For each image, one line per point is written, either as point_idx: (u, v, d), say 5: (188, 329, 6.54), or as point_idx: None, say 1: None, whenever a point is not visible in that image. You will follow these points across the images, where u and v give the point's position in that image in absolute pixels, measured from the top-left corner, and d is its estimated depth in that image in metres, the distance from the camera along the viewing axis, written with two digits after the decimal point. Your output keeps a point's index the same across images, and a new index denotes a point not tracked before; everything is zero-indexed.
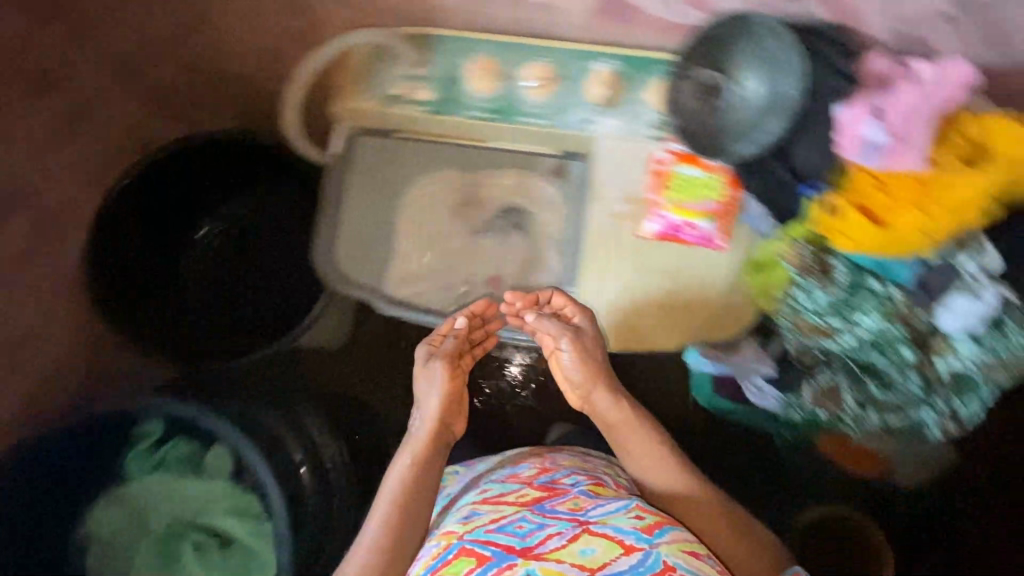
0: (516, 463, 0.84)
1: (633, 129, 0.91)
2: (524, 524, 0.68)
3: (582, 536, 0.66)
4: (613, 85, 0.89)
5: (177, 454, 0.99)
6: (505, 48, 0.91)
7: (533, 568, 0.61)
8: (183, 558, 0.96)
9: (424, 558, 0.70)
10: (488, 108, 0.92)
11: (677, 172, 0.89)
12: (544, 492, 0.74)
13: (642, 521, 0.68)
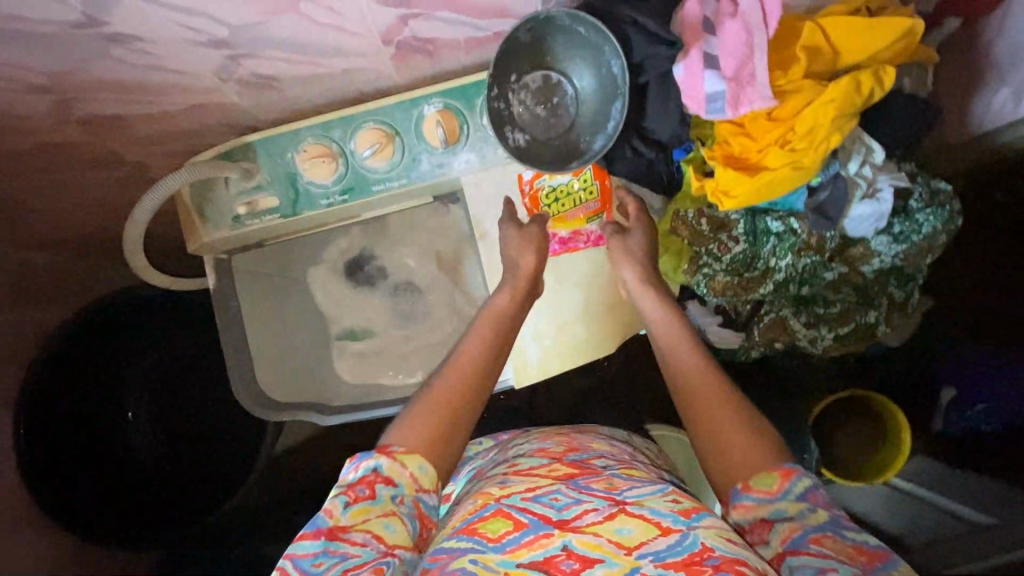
0: (542, 439, 0.82)
1: (491, 157, 0.86)
2: (560, 496, 0.63)
3: (620, 515, 0.60)
4: (452, 121, 0.83)
5: None
6: (328, 128, 0.84)
7: (570, 540, 0.58)
8: None
9: (460, 511, 0.65)
10: (337, 190, 0.86)
11: (550, 186, 0.85)
12: (576, 470, 0.71)
13: (682, 505, 0.63)
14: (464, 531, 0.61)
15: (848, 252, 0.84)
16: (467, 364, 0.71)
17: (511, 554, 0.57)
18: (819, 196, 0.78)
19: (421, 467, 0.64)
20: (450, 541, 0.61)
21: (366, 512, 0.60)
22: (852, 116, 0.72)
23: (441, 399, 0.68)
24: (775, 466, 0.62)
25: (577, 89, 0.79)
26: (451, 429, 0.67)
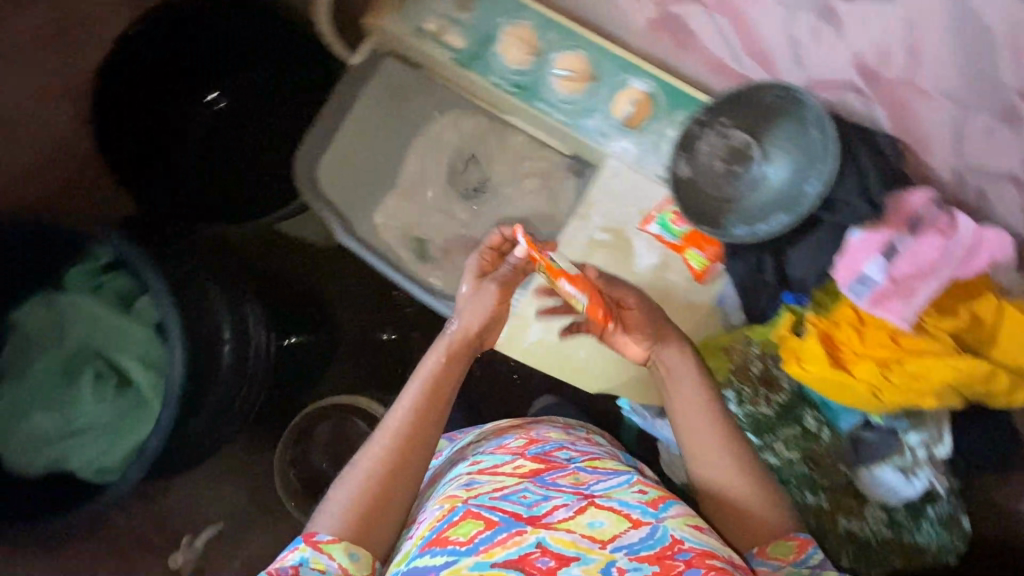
0: (502, 436, 0.85)
1: (644, 164, 0.84)
2: (528, 494, 0.69)
3: (590, 509, 0.66)
4: (644, 106, 0.82)
5: (118, 284, 1.05)
6: (547, 29, 0.85)
7: (543, 538, 0.62)
8: (81, 381, 0.98)
9: (427, 520, 0.68)
10: (512, 81, 0.86)
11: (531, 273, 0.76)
12: (542, 465, 0.76)
13: (648, 496, 0.70)
14: (436, 545, 0.64)
15: (843, 497, 0.78)
16: (405, 416, 0.75)
17: (484, 556, 0.60)
18: (867, 432, 0.77)
19: (352, 554, 0.66)
20: (421, 558, 0.63)
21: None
22: (959, 398, 0.70)
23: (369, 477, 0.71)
24: (793, 535, 0.66)
25: (759, 175, 0.78)
26: (382, 493, 0.70)
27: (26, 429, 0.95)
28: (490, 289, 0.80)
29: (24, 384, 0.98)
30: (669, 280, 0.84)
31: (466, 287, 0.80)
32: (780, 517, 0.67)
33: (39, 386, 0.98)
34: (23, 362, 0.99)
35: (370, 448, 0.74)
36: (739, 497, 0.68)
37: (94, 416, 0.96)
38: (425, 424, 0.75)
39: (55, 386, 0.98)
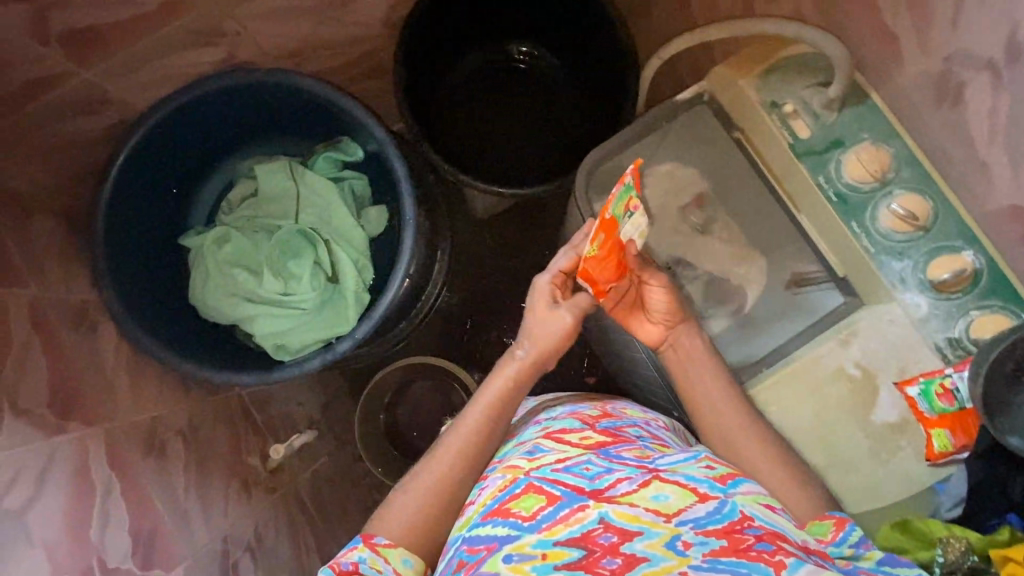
0: (576, 405, 0.89)
1: (931, 327, 0.83)
2: (591, 468, 0.71)
3: (654, 483, 0.68)
4: (962, 278, 0.82)
5: (355, 186, 1.06)
6: (904, 163, 0.84)
7: (605, 512, 0.63)
8: (297, 260, 0.99)
9: (490, 489, 0.71)
10: (838, 191, 0.86)
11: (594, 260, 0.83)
12: (608, 438, 0.79)
13: (715, 471, 0.71)
14: (497, 516, 0.66)
15: None
16: (474, 428, 0.80)
17: (546, 533, 0.62)
18: None
19: (405, 560, 0.71)
20: (483, 527, 0.66)
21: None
22: None
23: (435, 488, 0.76)
24: (828, 518, 0.69)
25: None
26: (441, 493, 0.75)
27: (235, 279, 0.99)
28: (564, 317, 0.86)
29: (248, 238, 1.01)
30: (900, 443, 0.84)
31: (539, 311, 0.87)
32: (812, 511, 0.73)
33: (260, 247, 1.00)
34: (253, 219, 1.03)
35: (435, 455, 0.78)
36: (788, 498, 0.75)
37: (300, 293, 0.98)
38: (492, 434, 0.80)
39: (273, 255, 1.00)
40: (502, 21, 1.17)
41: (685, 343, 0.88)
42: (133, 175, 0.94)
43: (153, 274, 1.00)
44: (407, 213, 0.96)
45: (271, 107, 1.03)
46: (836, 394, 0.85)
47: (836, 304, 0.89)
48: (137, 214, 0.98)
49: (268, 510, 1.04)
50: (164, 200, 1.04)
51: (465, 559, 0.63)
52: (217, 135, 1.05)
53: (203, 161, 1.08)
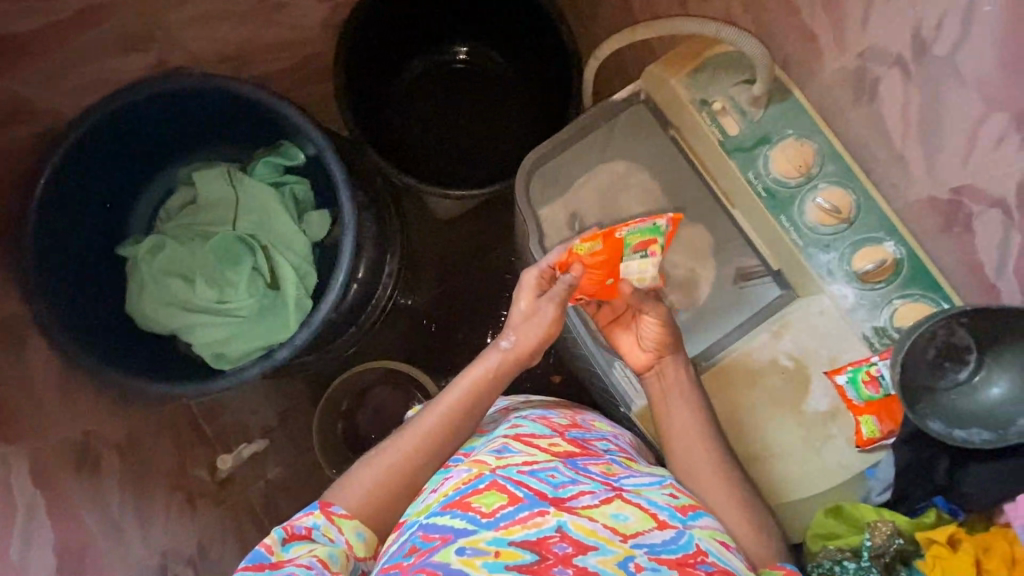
0: (547, 409, 0.88)
1: (858, 318, 0.86)
2: (557, 475, 0.71)
3: (616, 501, 0.69)
4: (885, 269, 0.84)
5: (296, 191, 1.05)
6: (830, 157, 0.86)
7: (564, 523, 0.63)
8: (238, 266, 0.98)
9: (454, 480, 0.70)
10: (766, 186, 0.88)
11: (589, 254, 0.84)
12: (576, 448, 0.78)
13: (677, 500, 0.73)
14: (457, 507, 0.66)
15: None
16: (441, 419, 0.78)
17: (503, 532, 0.62)
18: None
19: (358, 534, 0.71)
20: (442, 516, 0.65)
21: (309, 548, 0.66)
22: None
23: (397, 467, 0.75)
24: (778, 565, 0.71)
25: (967, 383, 0.79)
26: (397, 475, 0.75)
27: (172, 288, 0.97)
28: (546, 311, 0.84)
29: (187, 245, 0.99)
30: (831, 432, 0.86)
31: (524, 302, 0.85)
32: (766, 552, 0.75)
33: (200, 254, 0.99)
34: (194, 226, 1.02)
35: (398, 438, 0.78)
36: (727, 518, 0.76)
37: (239, 301, 0.97)
38: (457, 427, 0.79)
39: (213, 263, 0.99)
40: (448, 20, 1.17)
41: (670, 367, 0.87)
42: (66, 185, 0.93)
43: (87, 283, 0.98)
44: (347, 219, 0.95)
45: (210, 112, 1.01)
46: (775, 389, 0.87)
47: (773, 297, 0.90)
48: (69, 222, 0.96)
49: (213, 521, 1.03)
50: (102, 211, 1.03)
51: (419, 545, 0.63)
52: (155, 144, 1.04)
53: (143, 170, 1.07)
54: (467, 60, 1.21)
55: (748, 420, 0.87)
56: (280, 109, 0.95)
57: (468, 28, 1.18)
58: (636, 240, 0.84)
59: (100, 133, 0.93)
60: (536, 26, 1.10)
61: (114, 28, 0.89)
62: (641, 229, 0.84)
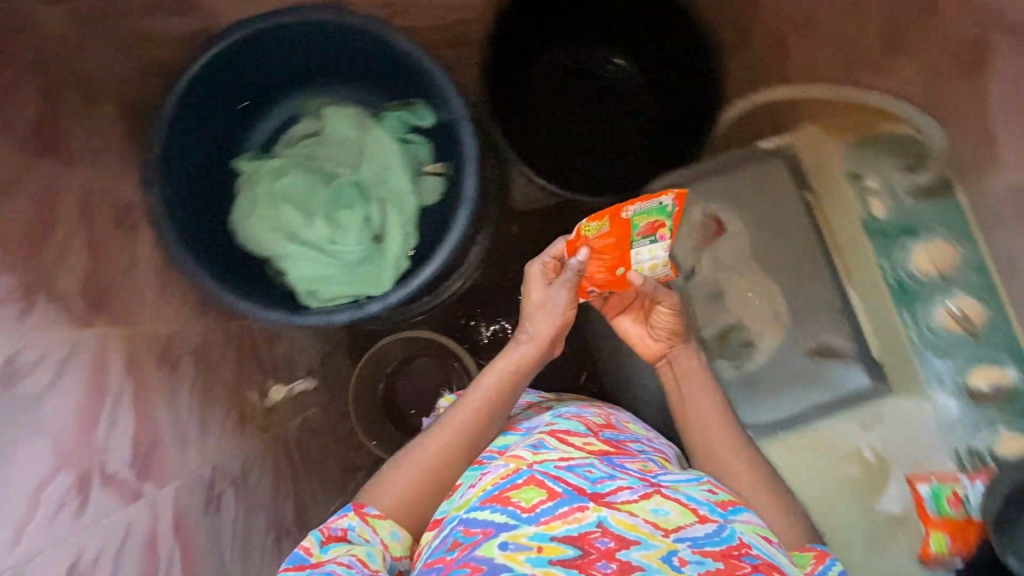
0: (580, 408, 0.88)
1: (957, 430, 0.86)
2: (593, 471, 0.69)
3: (655, 497, 0.67)
4: (1000, 391, 0.84)
5: (418, 150, 1.05)
6: (969, 269, 0.85)
7: (604, 518, 0.62)
8: (344, 209, 0.97)
9: (492, 475, 0.68)
10: (898, 278, 0.91)
11: (597, 233, 0.81)
12: (611, 449, 0.78)
13: (716, 496, 0.71)
14: (496, 502, 0.64)
15: None
16: (471, 415, 0.78)
17: (544, 527, 0.60)
18: None
19: (393, 534, 0.70)
20: (482, 511, 0.64)
21: (348, 548, 0.65)
22: None
23: (430, 466, 0.74)
24: (810, 547, 0.71)
25: None
26: (428, 475, 0.73)
27: (279, 215, 0.97)
28: (558, 297, 0.85)
29: (295, 177, 0.99)
30: (896, 533, 0.87)
31: (537, 292, 0.86)
32: (797, 535, 0.74)
33: (307, 189, 0.98)
34: (309, 159, 1.02)
35: (429, 436, 0.77)
36: None
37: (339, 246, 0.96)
38: (488, 424, 0.78)
39: (320, 201, 0.98)
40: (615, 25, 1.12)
41: (680, 351, 0.89)
42: (207, 86, 0.93)
43: (197, 185, 0.98)
44: (467, 193, 0.95)
45: (359, 53, 1.01)
46: (850, 471, 0.89)
47: (859, 385, 0.93)
48: (199, 121, 0.96)
49: (259, 449, 1.03)
50: (229, 117, 1.03)
51: (460, 539, 0.61)
52: (294, 66, 1.04)
53: (274, 88, 1.07)
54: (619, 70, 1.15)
55: (818, 493, 0.90)
56: (432, 71, 0.95)
57: (633, 38, 1.12)
58: (643, 222, 0.83)
59: (254, 44, 0.93)
60: (694, 62, 1.06)
61: None
62: (653, 207, 0.82)
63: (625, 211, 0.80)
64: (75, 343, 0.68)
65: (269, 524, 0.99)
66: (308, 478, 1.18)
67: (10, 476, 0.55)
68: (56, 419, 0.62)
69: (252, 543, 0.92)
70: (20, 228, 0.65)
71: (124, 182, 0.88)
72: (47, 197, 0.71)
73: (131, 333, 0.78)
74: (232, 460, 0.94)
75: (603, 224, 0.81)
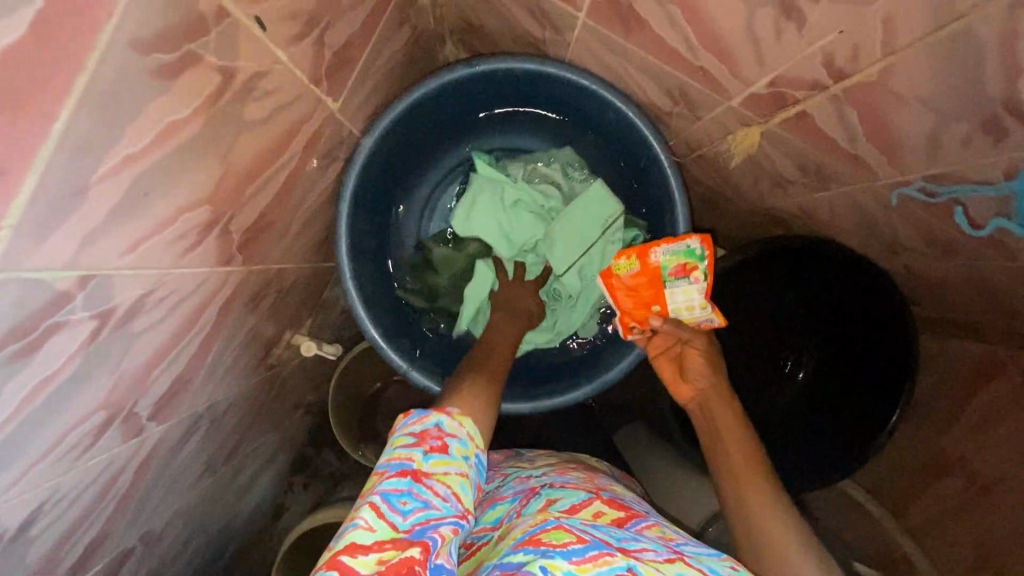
0: (566, 472, 0.72)
1: None
2: (615, 532, 0.55)
3: (679, 563, 0.52)
4: None
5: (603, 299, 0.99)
6: None
7: (635, 565, 0.49)
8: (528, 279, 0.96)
9: (520, 527, 0.55)
10: None
11: (639, 267, 0.86)
12: (623, 513, 0.62)
13: (742, 574, 0.54)
14: (526, 544, 0.51)
15: None
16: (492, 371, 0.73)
17: (576, 566, 0.48)
18: None
19: (472, 430, 0.60)
20: (512, 554, 0.50)
21: (448, 465, 0.54)
22: None
23: (474, 401, 0.65)
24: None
25: None
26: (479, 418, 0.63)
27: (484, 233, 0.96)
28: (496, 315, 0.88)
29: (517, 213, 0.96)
30: None
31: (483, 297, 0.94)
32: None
33: (519, 230, 0.96)
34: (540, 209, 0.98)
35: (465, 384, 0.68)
36: None
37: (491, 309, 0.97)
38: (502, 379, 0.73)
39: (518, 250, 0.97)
40: (826, 347, 1.11)
41: (715, 398, 0.73)
42: (520, 77, 0.86)
43: (410, 145, 0.92)
44: (607, 377, 0.90)
45: (646, 195, 0.94)
46: None
47: None
48: (464, 100, 0.90)
49: (250, 387, 0.97)
50: (500, 115, 0.96)
51: None
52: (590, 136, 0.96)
53: (554, 134, 0.98)
54: (806, 376, 1.14)
55: None
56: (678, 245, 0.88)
57: (825, 367, 1.12)
58: (673, 262, 0.84)
59: (568, 90, 0.86)
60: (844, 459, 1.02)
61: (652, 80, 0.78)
62: (677, 249, 0.84)
63: (651, 250, 0.85)
64: (202, 280, 0.60)
65: (206, 459, 0.93)
66: (261, 414, 1.12)
67: (64, 415, 0.48)
68: (134, 359, 0.54)
69: (182, 477, 0.87)
70: (251, 160, 0.56)
71: (353, 117, 0.78)
72: (293, 126, 0.62)
73: (250, 273, 0.70)
74: (226, 397, 0.87)
75: (639, 263, 0.86)
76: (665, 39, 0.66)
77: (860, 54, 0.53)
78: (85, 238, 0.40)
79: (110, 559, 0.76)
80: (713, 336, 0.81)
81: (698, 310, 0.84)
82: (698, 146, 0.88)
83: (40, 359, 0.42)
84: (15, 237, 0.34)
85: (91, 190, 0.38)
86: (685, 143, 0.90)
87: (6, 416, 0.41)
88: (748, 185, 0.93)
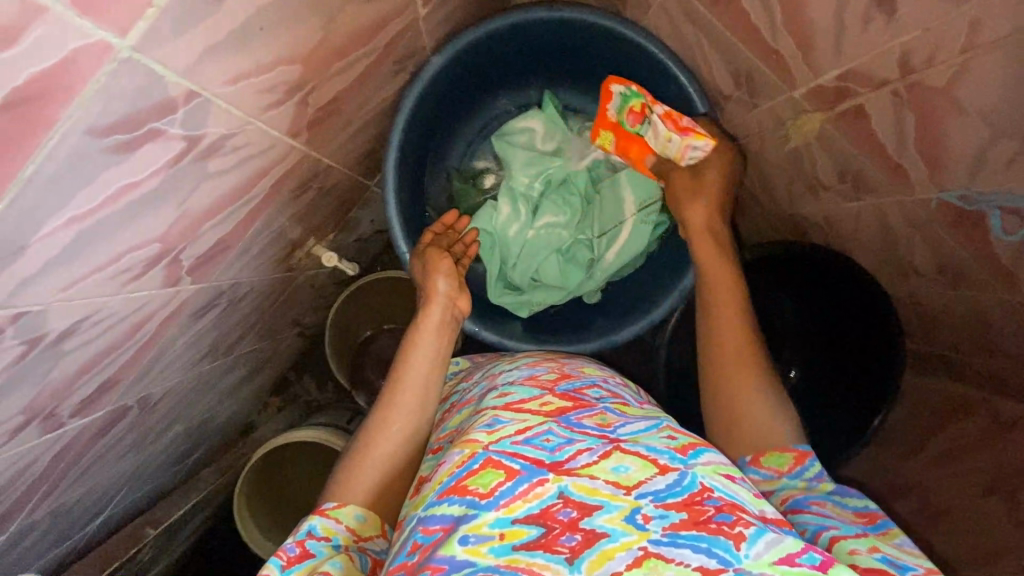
0: (530, 367, 0.71)
1: None
2: (553, 437, 0.55)
3: (616, 454, 0.53)
4: None
5: (624, 269, 1.01)
6: None
7: (566, 487, 0.50)
8: (554, 222, 0.97)
9: (447, 462, 0.54)
10: None
11: (611, 138, 0.92)
12: (569, 403, 0.61)
13: (677, 441, 0.56)
14: (453, 493, 0.50)
15: None
16: (411, 395, 0.68)
17: (504, 510, 0.48)
18: None
19: (357, 516, 0.61)
20: (438, 503, 0.51)
21: (312, 567, 0.55)
22: None
23: (380, 449, 0.65)
24: (792, 448, 0.61)
25: None
26: (381, 476, 0.64)
27: (527, 163, 0.96)
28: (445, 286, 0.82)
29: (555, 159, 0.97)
30: None
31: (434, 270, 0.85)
32: None
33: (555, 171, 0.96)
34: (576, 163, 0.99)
35: (375, 432, 0.66)
36: None
37: (516, 241, 0.96)
38: (427, 397, 0.69)
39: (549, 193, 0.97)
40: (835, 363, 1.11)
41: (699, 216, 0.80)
42: (595, 34, 0.88)
43: (472, 78, 0.94)
44: (617, 336, 0.93)
45: None
46: None
47: None
48: (531, 44, 0.92)
49: (268, 282, 0.98)
50: (563, 68, 0.98)
51: (420, 541, 0.49)
52: None
53: None
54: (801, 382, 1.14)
55: None
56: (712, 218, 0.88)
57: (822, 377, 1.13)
58: (625, 116, 0.88)
59: (633, 54, 0.88)
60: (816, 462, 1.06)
61: (719, 59, 0.81)
62: (619, 104, 0.88)
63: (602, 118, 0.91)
64: (272, 144, 0.61)
65: (209, 343, 0.93)
66: (265, 317, 1.13)
67: (127, 232, 0.49)
68: (196, 201, 0.55)
69: (186, 352, 0.87)
70: (345, 34, 0.58)
71: (430, 32, 0.80)
72: (384, 18, 0.64)
73: (307, 157, 0.72)
74: (247, 283, 0.88)
75: (610, 138, 0.92)
76: (749, 15, 0.69)
77: (935, 54, 0.57)
78: (205, 50, 0.41)
79: (107, 411, 0.77)
80: (703, 156, 0.81)
81: (671, 142, 0.83)
82: (746, 137, 0.92)
83: (130, 163, 0.43)
84: (157, 22, 0.36)
85: (225, 3, 0.40)
86: (734, 131, 0.94)
87: (90, 207, 0.42)
88: (780, 187, 0.97)
